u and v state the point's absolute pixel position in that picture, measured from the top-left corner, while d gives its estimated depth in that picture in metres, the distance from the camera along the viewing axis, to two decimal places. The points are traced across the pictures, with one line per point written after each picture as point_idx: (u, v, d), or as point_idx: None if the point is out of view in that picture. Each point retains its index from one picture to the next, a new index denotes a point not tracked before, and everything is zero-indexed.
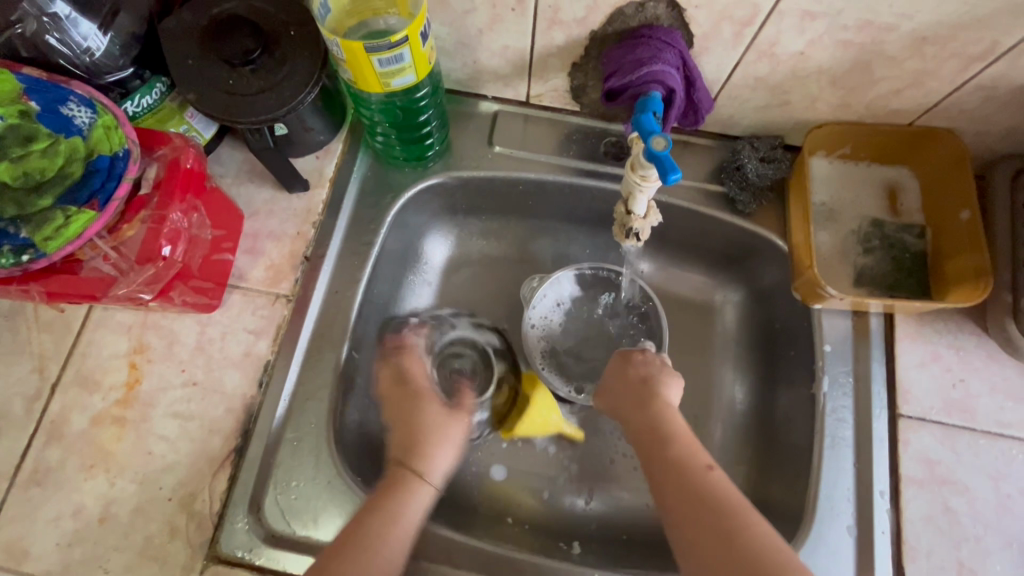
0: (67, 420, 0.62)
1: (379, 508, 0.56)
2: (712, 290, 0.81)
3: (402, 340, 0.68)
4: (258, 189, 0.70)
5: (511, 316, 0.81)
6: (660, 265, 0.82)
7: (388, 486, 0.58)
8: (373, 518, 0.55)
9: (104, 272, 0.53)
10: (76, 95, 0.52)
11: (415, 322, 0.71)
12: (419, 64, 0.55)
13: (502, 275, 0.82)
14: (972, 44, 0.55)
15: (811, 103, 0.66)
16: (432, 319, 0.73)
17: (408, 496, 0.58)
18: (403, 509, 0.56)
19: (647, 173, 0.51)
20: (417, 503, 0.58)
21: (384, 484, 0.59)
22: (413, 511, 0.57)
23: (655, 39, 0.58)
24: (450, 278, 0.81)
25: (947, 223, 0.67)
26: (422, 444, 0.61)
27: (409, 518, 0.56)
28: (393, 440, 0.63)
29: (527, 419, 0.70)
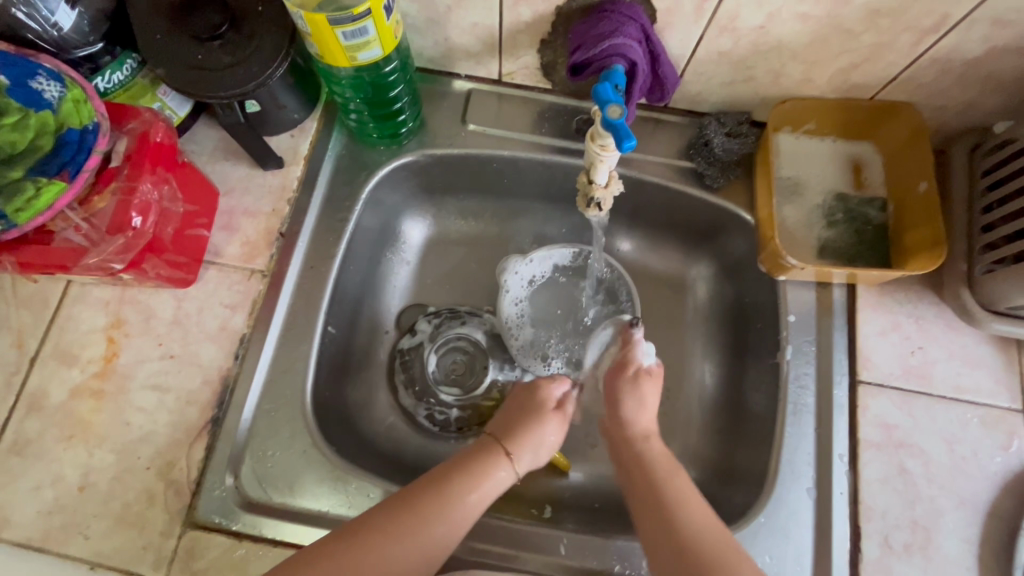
0: (46, 392, 0.63)
1: (462, 473, 0.56)
2: (682, 267, 0.82)
3: (412, 325, 0.79)
4: (233, 167, 0.71)
5: (488, 294, 0.82)
6: (633, 243, 0.83)
7: (474, 455, 0.59)
8: (453, 483, 0.55)
9: (76, 243, 0.53)
10: (44, 69, 0.53)
11: (432, 312, 0.80)
12: (384, 38, 0.56)
13: (478, 253, 0.83)
14: (924, 17, 0.56)
15: (775, 78, 0.67)
16: (448, 311, 0.80)
17: (476, 481, 0.56)
18: (458, 499, 0.55)
19: (606, 143, 0.53)
20: (493, 479, 0.57)
21: (471, 453, 0.59)
22: (472, 497, 0.55)
23: (618, 13, 0.59)
24: (427, 257, 0.83)
25: (906, 196, 0.69)
26: (521, 429, 0.62)
27: (485, 493, 0.56)
28: (494, 423, 0.64)
29: None
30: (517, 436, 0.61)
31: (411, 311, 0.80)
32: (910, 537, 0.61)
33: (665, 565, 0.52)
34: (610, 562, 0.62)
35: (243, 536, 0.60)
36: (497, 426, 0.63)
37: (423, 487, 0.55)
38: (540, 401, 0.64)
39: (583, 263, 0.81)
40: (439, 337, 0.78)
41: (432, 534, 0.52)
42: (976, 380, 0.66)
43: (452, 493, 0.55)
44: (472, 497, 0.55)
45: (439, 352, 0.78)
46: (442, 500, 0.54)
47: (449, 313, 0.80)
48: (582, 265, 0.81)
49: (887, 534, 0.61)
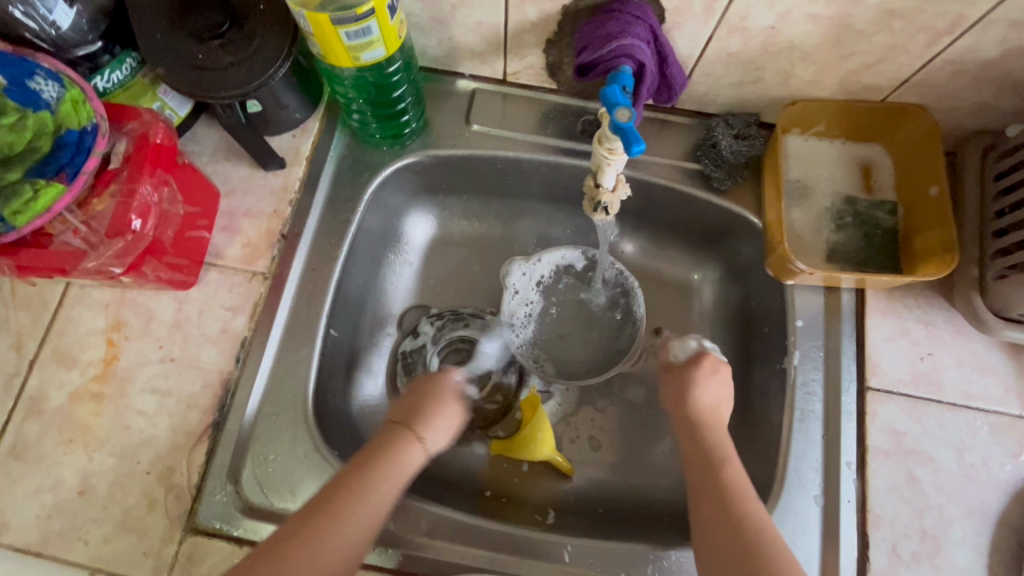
0: (46, 396, 0.62)
1: (370, 462, 0.55)
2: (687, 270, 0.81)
3: (415, 326, 0.78)
4: (234, 167, 0.70)
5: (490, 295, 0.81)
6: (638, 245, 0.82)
7: (379, 444, 0.57)
8: (365, 474, 0.54)
9: (74, 246, 0.53)
10: (42, 69, 0.52)
11: (435, 313, 0.79)
12: (388, 38, 0.55)
13: (481, 255, 0.82)
14: (939, 18, 0.55)
15: (785, 79, 0.66)
16: (451, 313, 0.79)
17: (383, 468, 0.55)
18: (372, 487, 0.54)
19: (614, 146, 0.52)
20: (403, 464, 0.56)
21: (375, 444, 0.57)
22: (384, 485, 0.54)
23: (626, 13, 0.58)
24: (430, 259, 0.82)
25: (916, 200, 0.68)
26: (422, 412, 0.61)
27: (397, 478, 0.55)
28: (394, 408, 0.62)
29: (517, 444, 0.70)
30: (421, 420, 0.60)
31: (414, 312, 0.79)
32: (919, 546, 0.61)
33: (715, 533, 0.52)
34: (615, 569, 0.62)
35: (245, 541, 0.59)
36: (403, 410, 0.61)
37: (336, 484, 0.53)
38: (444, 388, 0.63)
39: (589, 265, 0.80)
40: (442, 339, 0.77)
41: (358, 516, 0.52)
42: (986, 387, 0.65)
43: (368, 472, 0.54)
44: (387, 477, 0.55)
45: (441, 355, 0.77)
46: (354, 491, 0.53)
47: (452, 314, 0.79)
48: (588, 267, 0.80)
49: (895, 543, 0.61)
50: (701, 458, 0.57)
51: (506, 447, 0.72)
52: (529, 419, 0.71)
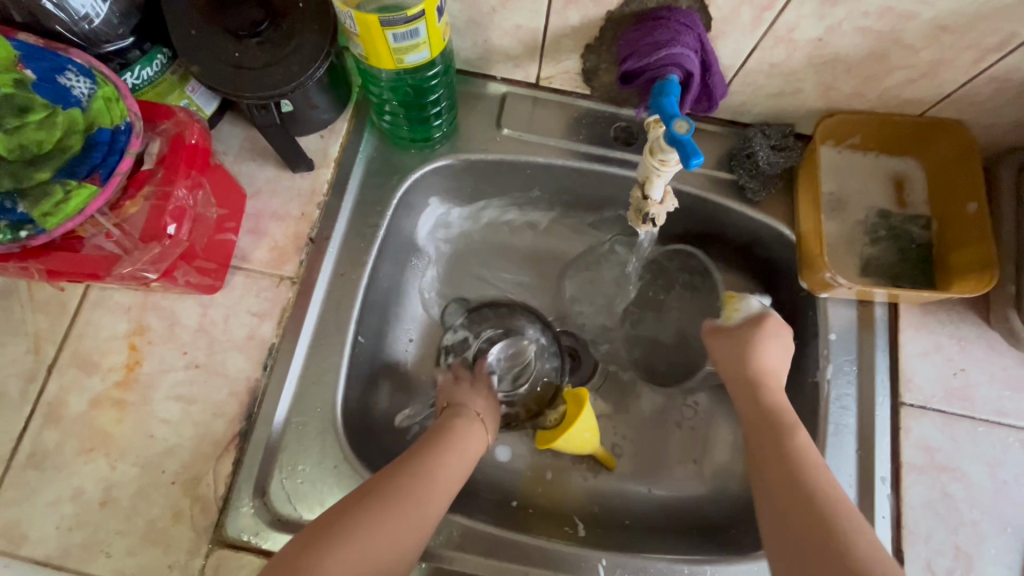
0: (65, 402, 0.60)
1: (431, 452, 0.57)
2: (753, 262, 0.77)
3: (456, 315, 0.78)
4: (261, 168, 0.68)
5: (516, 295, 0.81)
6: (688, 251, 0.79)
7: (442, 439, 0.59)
8: (432, 461, 0.56)
9: (107, 250, 0.51)
10: (75, 64, 0.50)
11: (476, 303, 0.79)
12: (434, 40, 0.53)
13: (504, 262, 0.81)
14: (990, 35, 0.55)
15: (825, 91, 0.66)
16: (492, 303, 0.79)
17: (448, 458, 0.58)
18: (439, 472, 0.56)
19: (667, 158, 0.51)
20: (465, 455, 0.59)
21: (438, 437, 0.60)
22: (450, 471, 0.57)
23: (674, 21, 0.57)
24: (451, 265, 0.80)
25: (953, 217, 0.68)
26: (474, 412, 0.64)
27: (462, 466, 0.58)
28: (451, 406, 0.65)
29: (567, 437, 0.66)
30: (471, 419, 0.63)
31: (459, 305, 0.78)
32: (953, 562, 0.61)
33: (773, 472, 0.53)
34: None
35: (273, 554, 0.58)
36: (452, 396, 0.67)
37: (405, 469, 0.55)
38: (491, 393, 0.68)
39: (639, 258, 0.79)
40: (483, 331, 0.76)
41: (447, 483, 0.56)
42: (1019, 404, 0.65)
43: (444, 448, 0.58)
44: (463, 455, 0.59)
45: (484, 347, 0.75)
46: (421, 474, 0.55)
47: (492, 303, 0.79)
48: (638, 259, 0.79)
49: (929, 559, 0.61)
50: (767, 427, 0.57)
51: (558, 444, 0.67)
52: (577, 418, 0.65)
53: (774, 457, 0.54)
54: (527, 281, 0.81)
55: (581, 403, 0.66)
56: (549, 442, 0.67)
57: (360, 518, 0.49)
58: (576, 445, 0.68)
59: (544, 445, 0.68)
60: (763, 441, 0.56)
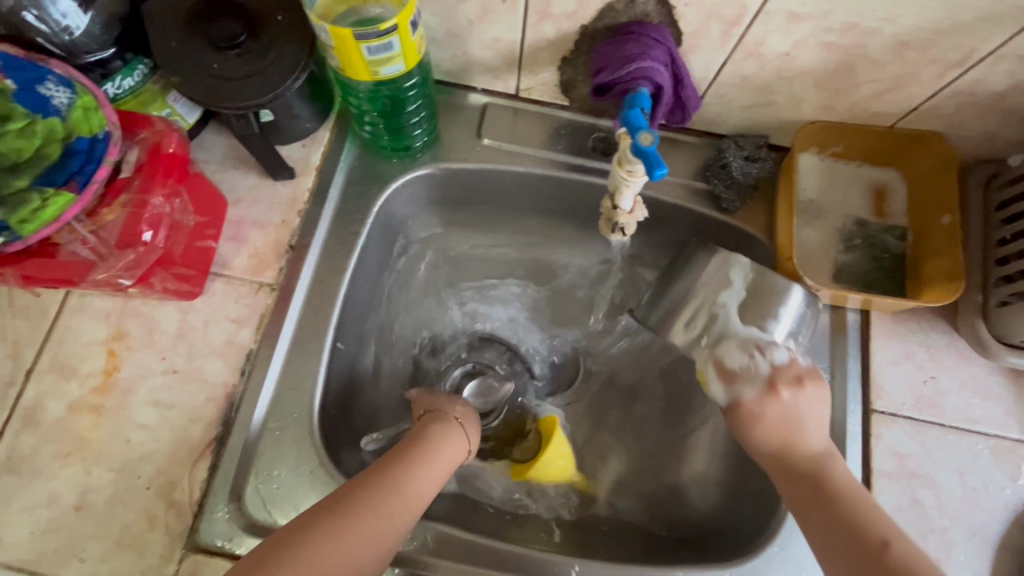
0: (43, 407, 0.61)
1: (397, 463, 0.57)
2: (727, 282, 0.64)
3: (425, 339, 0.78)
4: (242, 176, 0.69)
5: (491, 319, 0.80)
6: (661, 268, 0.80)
7: (409, 452, 0.59)
8: (399, 472, 0.56)
9: (83, 257, 0.52)
10: (54, 75, 0.52)
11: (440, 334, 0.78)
12: (408, 53, 0.54)
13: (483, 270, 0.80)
14: (951, 50, 0.56)
15: (796, 104, 0.67)
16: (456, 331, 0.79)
17: (416, 471, 0.57)
18: (405, 484, 0.55)
19: (634, 169, 0.52)
20: (438, 467, 0.59)
21: (406, 450, 0.59)
22: (419, 483, 0.56)
23: (645, 36, 0.58)
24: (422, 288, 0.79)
25: (926, 229, 0.69)
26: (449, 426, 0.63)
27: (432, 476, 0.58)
28: (423, 422, 0.64)
29: (540, 465, 0.67)
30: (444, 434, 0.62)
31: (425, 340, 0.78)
32: None
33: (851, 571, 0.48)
34: None
35: None
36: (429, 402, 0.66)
37: (367, 480, 0.54)
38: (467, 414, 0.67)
39: (611, 275, 0.80)
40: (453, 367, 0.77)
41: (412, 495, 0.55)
42: (988, 412, 0.66)
43: (416, 462, 0.58)
44: (435, 464, 0.59)
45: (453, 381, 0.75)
46: (384, 484, 0.54)
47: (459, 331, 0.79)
48: (609, 277, 0.81)
49: None
50: (823, 511, 0.52)
51: (534, 473, 0.68)
52: (548, 444, 0.67)
53: (842, 549, 0.49)
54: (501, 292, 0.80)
55: (554, 431, 0.68)
56: (523, 471, 0.68)
57: (318, 529, 0.49)
58: (552, 474, 0.68)
59: (520, 476, 0.69)
60: (823, 528, 0.51)
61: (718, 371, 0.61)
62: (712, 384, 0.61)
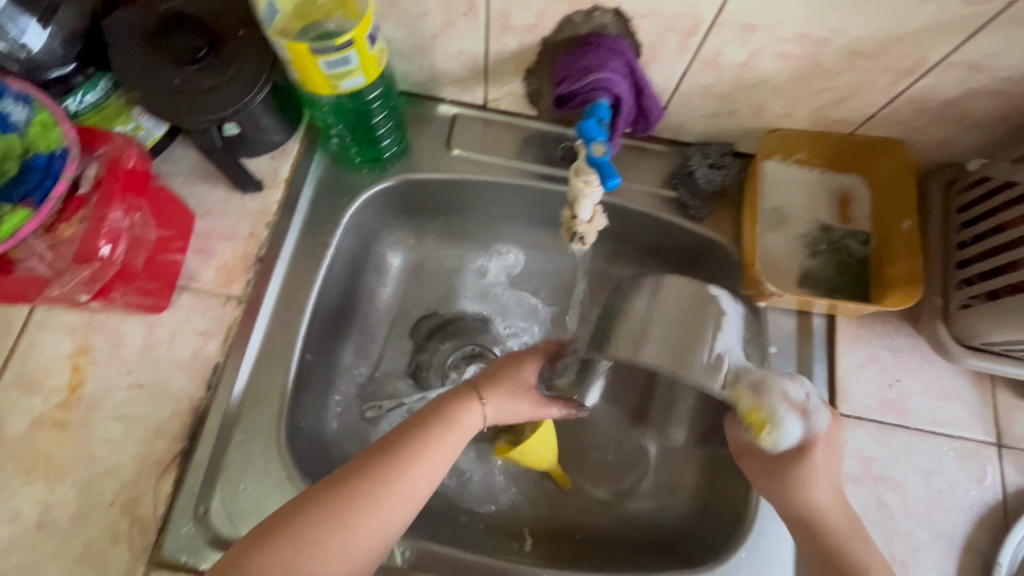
0: (6, 423, 0.60)
1: (398, 453, 0.54)
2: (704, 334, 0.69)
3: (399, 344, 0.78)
4: (210, 189, 0.70)
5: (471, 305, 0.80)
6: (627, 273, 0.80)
7: (416, 437, 0.56)
8: (397, 463, 0.54)
9: (39, 272, 0.52)
10: (12, 90, 0.52)
11: (422, 320, 0.78)
12: (367, 67, 0.55)
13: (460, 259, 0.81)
14: (901, 60, 0.57)
15: (758, 112, 0.68)
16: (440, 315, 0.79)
17: (420, 462, 0.55)
18: (405, 478, 0.53)
19: (590, 179, 0.52)
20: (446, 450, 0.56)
21: (416, 430, 0.56)
22: (422, 475, 0.54)
23: (602, 47, 0.59)
24: (401, 280, 0.80)
25: (888, 234, 0.70)
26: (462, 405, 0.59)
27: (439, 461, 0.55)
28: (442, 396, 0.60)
29: (522, 451, 0.66)
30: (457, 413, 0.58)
31: (406, 328, 0.78)
32: None
33: None
34: None
35: None
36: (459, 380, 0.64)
37: (362, 471, 0.53)
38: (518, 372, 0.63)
39: (578, 285, 0.81)
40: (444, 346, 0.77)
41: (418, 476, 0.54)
42: (952, 414, 0.67)
43: (420, 449, 0.55)
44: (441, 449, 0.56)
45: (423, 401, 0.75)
46: (377, 479, 0.52)
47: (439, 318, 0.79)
48: (577, 285, 0.81)
49: None
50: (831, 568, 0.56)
51: (514, 455, 0.67)
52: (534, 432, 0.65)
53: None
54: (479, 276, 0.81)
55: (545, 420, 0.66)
56: (504, 452, 0.67)
57: (308, 528, 0.50)
58: (532, 461, 0.68)
59: (499, 454, 0.68)
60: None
61: (789, 407, 0.56)
62: (786, 425, 0.55)
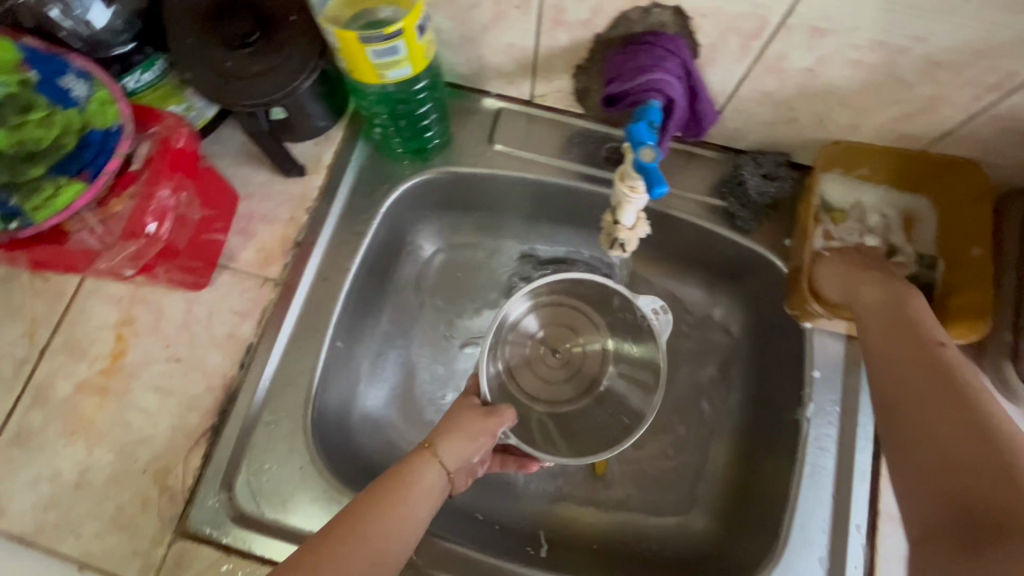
0: (53, 385, 0.63)
1: (361, 511, 0.51)
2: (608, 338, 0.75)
3: (427, 336, 0.77)
4: (255, 172, 0.71)
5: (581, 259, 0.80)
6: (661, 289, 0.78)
7: (376, 496, 0.52)
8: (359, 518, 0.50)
9: (89, 245, 0.54)
10: (73, 67, 0.53)
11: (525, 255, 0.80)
12: (415, 57, 0.54)
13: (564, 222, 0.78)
14: (988, 73, 0.52)
15: (820, 122, 0.64)
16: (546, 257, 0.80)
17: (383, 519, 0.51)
18: (371, 532, 0.49)
19: (636, 184, 0.51)
20: (414, 508, 0.53)
21: (376, 491, 0.53)
22: (386, 532, 0.50)
23: (658, 47, 0.56)
24: (507, 225, 0.80)
25: (955, 260, 0.65)
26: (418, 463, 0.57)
27: (406, 520, 0.51)
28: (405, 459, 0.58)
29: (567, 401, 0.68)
30: (416, 470, 0.56)
31: (504, 262, 0.80)
32: None
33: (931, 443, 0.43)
34: None
35: (233, 549, 0.59)
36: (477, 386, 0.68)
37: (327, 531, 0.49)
38: (467, 403, 0.64)
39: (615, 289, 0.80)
40: None
41: (407, 512, 0.52)
42: None
43: (382, 505, 0.52)
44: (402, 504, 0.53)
45: None
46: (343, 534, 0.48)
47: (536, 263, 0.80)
48: None
49: None
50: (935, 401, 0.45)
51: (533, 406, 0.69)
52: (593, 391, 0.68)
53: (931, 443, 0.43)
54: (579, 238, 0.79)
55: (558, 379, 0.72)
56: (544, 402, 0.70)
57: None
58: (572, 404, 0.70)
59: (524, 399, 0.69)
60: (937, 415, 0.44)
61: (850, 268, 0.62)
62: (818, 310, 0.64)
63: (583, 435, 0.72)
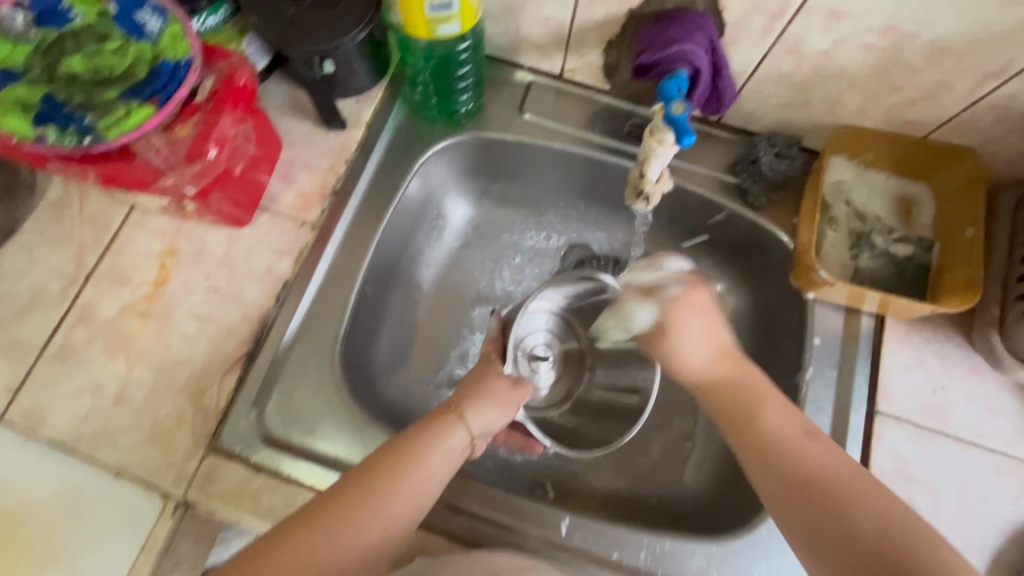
0: (98, 305, 0.67)
1: (380, 474, 0.54)
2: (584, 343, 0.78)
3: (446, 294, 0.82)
4: (298, 123, 0.75)
5: (592, 241, 0.85)
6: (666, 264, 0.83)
7: (388, 463, 0.55)
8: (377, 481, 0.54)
9: (153, 165, 0.58)
10: (150, 4, 0.58)
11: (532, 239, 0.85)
12: (465, 16, 0.59)
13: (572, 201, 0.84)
14: (987, 61, 0.58)
15: (832, 105, 0.69)
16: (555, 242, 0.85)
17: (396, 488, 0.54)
18: (383, 501, 0.53)
19: (665, 138, 0.56)
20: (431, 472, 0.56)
21: (386, 456, 0.56)
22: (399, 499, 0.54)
23: (689, 21, 0.62)
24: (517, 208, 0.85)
25: (950, 241, 0.69)
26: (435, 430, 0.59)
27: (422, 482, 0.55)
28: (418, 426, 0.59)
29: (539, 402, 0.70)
30: (433, 433, 0.58)
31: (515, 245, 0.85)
32: None
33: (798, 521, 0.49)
34: (608, 550, 0.63)
35: (261, 468, 0.62)
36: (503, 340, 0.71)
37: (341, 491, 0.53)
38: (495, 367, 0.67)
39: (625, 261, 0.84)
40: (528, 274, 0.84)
41: (427, 474, 0.55)
42: (994, 427, 0.66)
43: (397, 473, 0.55)
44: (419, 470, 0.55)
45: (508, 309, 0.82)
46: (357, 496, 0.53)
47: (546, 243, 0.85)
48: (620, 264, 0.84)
49: None
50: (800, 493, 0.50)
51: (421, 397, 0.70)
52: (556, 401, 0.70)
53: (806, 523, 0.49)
54: (592, 212, 0.84)
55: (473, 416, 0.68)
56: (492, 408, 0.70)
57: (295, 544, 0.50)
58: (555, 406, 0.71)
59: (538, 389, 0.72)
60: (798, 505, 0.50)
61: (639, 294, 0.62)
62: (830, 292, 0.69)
63: (597, 430, 0.74)
